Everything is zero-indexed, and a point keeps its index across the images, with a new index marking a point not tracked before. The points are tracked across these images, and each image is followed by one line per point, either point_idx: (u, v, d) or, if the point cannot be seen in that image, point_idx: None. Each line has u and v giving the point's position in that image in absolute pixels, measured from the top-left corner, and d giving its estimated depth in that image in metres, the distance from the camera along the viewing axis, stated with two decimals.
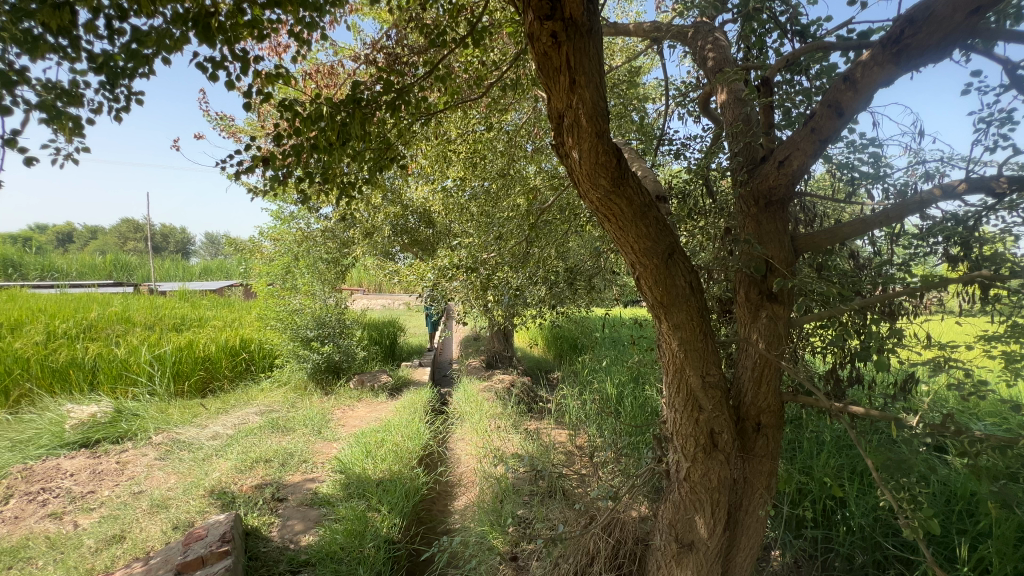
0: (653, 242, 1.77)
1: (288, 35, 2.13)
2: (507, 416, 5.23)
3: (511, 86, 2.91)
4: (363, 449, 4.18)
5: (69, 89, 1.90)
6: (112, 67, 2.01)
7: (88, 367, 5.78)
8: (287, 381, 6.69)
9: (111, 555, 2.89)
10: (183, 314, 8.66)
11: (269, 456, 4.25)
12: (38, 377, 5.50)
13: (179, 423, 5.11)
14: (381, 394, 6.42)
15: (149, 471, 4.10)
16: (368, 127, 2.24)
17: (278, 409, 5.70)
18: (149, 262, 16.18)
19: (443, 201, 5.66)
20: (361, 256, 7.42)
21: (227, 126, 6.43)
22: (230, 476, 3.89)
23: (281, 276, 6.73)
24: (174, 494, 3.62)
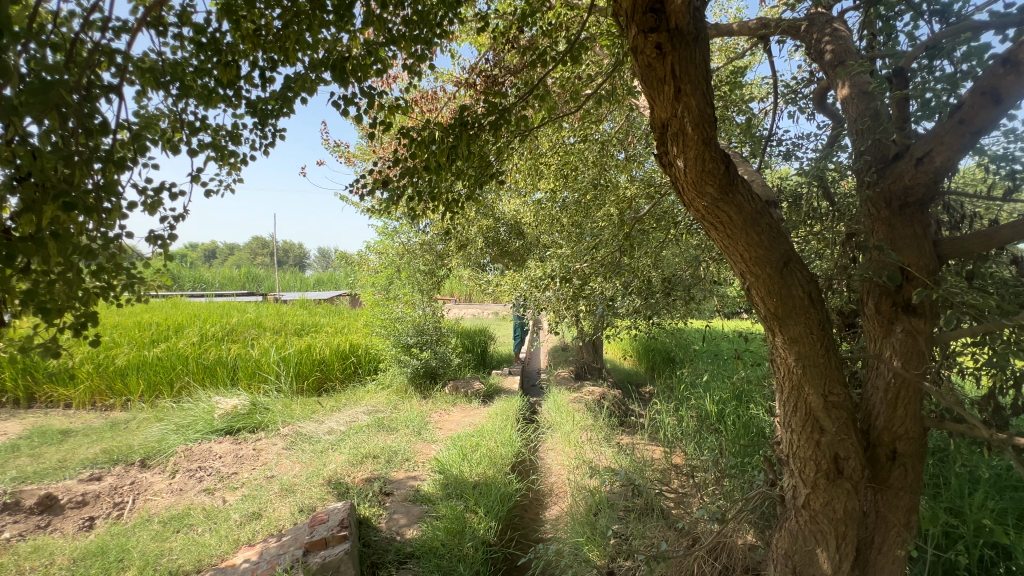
0: (766, 251, 1.67)
1: (403, 69, 2.35)
2: (598, 428, 5.17)
3: (606, 97, 2.93)
4: (460, 452, 4.38)
5: (232, 131, 2.28)
6: (264, 110, 2.37)
7: (230, 365, 6.72)
8: (390, 384, 7.20)
9: (252, 529, 3.32)
10: (303, 320, 9.75)
11: (377, 453, 4.61)
12: (194, 372, 6.52)
13: (301, 418, 5.74)
14: (474, 401, 6.68)
15: (279, 459, 4.66)
16: (472, 147, 2.39)
17: (383, 410, 6.17)
18: (275, 274, 18.47)
19: (534, 214, 5.80)
20: (455, 268, 7.81)
21: (342, 151, 7.17)
22: (344, 468, 4.29)
23: (384, 286, 7.30)
24: (299, 481, 4.08)
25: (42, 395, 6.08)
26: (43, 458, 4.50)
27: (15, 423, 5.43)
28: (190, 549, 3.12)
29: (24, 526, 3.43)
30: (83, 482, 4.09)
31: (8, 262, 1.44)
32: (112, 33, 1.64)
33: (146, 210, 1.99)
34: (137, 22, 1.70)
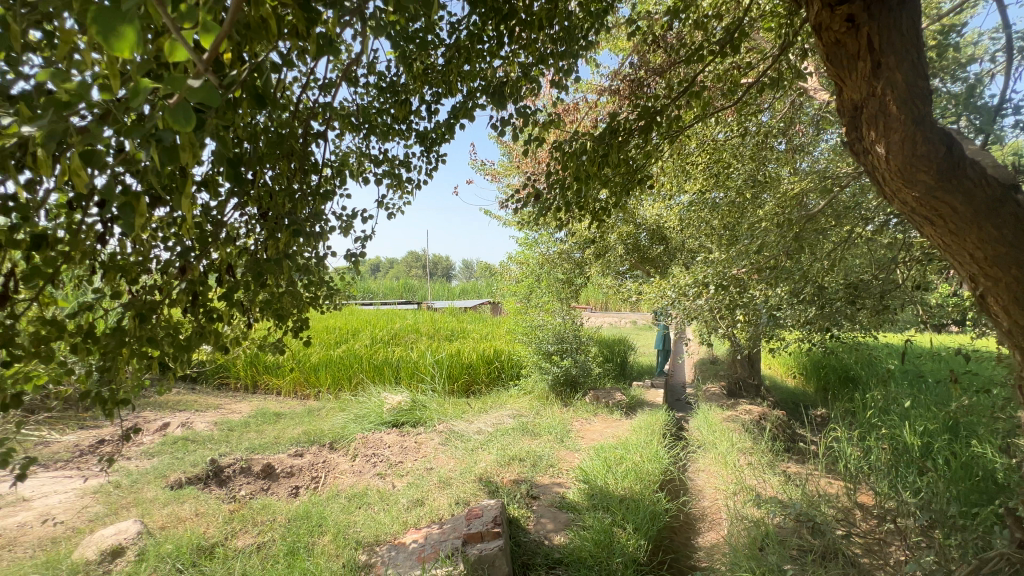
0: (1014, 248, 1.36)
1: (552, 84, 2.43)
2: (759, 452, 4.64)
3: (770, 84, 2.65)
4: (604, 462, 4.32)
5: (405, 159, 2.61)
6: (430, 138, 2.67)
7: (395, 366, 7.63)
8: (531, 390, 7.41)
9: (418, 514, 3.70)
10: (452, 326, 10.63)
11: (522, 456, 4.79)
12: (367, 370, 7.56)
13: (454, 417, 6.25)
14: (616, 412, 6.53)
15: (436, 453, 5.12)
16: (622, 154, 2.37)
17: (526, 414, 6.39)
18: (427, 285, 20.53)
19: (678, 218, 5.50)
20: (594, 276, 7.77)
21: (487, 169, 7.68)
22: (493, 468, 4.54)
23: (526, 294, 7.58)
24: (454, 475, 4.43)
25: (262, 383, 7.62)
26: (264, 434, 5.63)
27: (246, 404, 6.89)
28: (369, 523, 3.59)
29: (254, 487, 4.31)
30: (291, 457, 5.00)
31: (256, 280, 1.87)
32: (322, 89, 2.00)
33: (342, 233, 2.38)
34: (338, 77, 2.05)
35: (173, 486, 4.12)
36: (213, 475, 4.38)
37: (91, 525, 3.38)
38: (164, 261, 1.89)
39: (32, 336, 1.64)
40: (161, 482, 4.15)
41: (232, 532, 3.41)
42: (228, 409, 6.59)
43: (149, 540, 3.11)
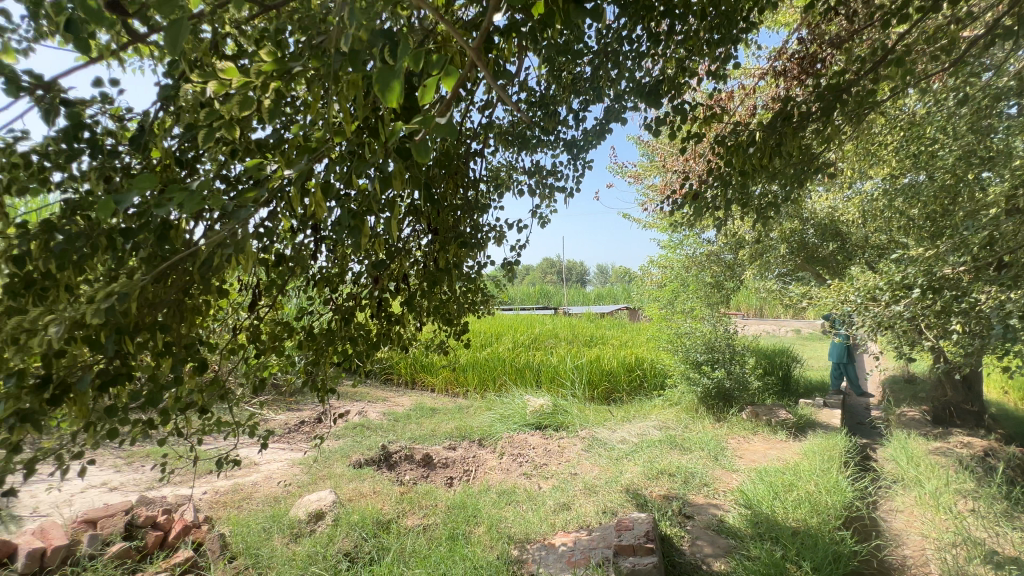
0: None
1: (709, 75, 2.27)
2: (988, 497, 3.69)
3: (1004, 36, 2.11)
4: (770, 488, 3.86)
5: (552, 169, 2.69)
6: (577, 146, 2.71)
7: (536, 370, 7.86)
8: (678, 402, 6.96)
9: (565, 518, 3.74)
10: (591, 332, 10.56)
11: (672, 471, 4.53)
12: (510, 372, 7.93)
13: (596, 424, 6.17)
14: (780, 432, 5.80)
15: (580, 458, 5.12)
16: (796, 142, 2.11)
17: (674, 427, 6.04)
18: (563, 290, 20.72)
19: (861, 209, 4.69)
20: (750, 279, 7.03)
21: (627, 172, 7.49)
22: (641, 480, 4.37)
23: (670, 300, 7.17)
24: (599, 483, 4.37)
25: (419, 380, 8.48)
26: (422, 426, 6.25)
27: (407, 398, 7.74)
28: (519, 521, 3.72)
29: (416, 474, 4.80)
30: (445, 449, 5.46)
31: (434, 285, 2.16)
32: (481, 110, 2.17)
33: (497, 242, 2.54)
34: (495, 98, 2.20)
35: (355, 465, 4.79)
36: (384, 458, 4.99)
37: (300, 490, 4.10)
38: (358, 273, 2.25)
39: (271, 334, 2.09)
40: (346, 460, 4.86)
41: (403, 512, 3.83)
42: (393, 401, 7.47)
43: (340, 509, 3.65)
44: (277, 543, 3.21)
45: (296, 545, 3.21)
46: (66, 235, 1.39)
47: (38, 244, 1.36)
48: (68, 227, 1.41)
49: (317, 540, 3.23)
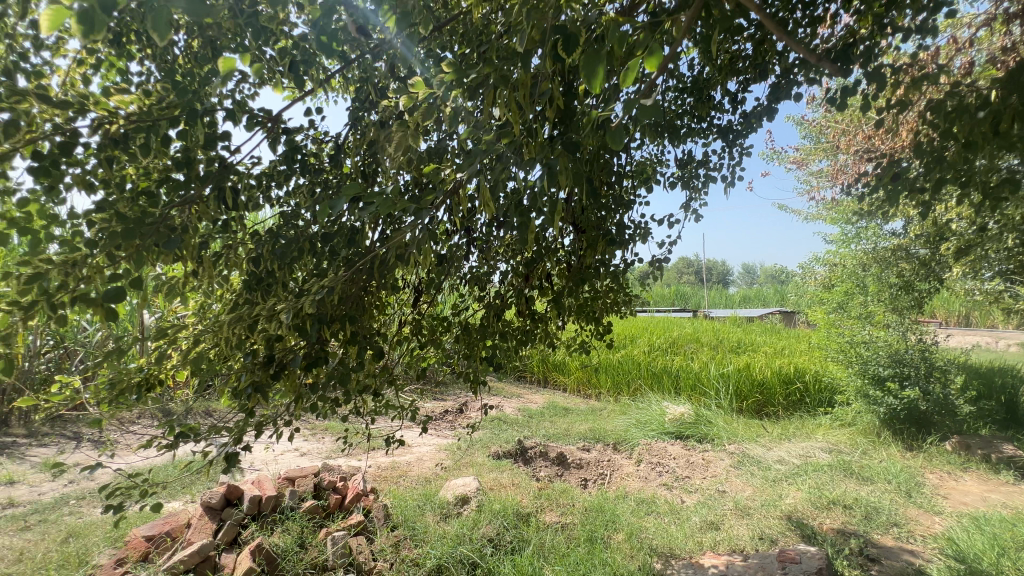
0: None
1: (913, 30, 1.88)
2: None
3: None
4: (994, 542, 3.07)
5: (705, 159, 2.49)
6: (733, 132, 2.47)
7: (674, 376, 7.40)
8: (852, 423, 5.94)
9: (714, 538, 3.44)
10: (738, 337, 9.57)
11: (848, 502, 3.88)
12: (645, 377, 7.61)
13: (746, 439, 5.56)
14: (1004, 472, 4.58)
15: (729, 475, 4.66)
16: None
17: (847, 452, 5.16)
18: (702, 291, 19.17)
19: None
20: (957, 279, 5.67)
21: (784, 157, 6.62)
22: (806, 508, 3.83)
23: (841, 302, 6.07)
24: (754, 505, 3.93)
25: (552, 379, 8.59)
26: (556, 424, 6.32)
27: (540, 396, 7.90)
28: (662, 534, 3.52)
29: (551, 471, 4.85)
30: (579, 450, 5.43)
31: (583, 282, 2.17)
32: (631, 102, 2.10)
33: (642, 238, 2.44)
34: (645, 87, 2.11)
35: (494, 456, 5.02)
36: (520, 453, 5.15)
37: (447, 473, 4.44)
38: (505, 271, 2.37)
39: (431, 328, 2.31)
40: (486, 451, 5.12)
41: (541, 507, 3.91)
42: (527, 398, 7.68)
43: (483, 496, 3.86)
44: (430, 519, 3.52)
45: (447, 524, 3.47)
46: (285, 239, 1.71)
47: (268, 247, 1.69)
48: (287, 232, 1.73)
49: (464, 522, 3.45)
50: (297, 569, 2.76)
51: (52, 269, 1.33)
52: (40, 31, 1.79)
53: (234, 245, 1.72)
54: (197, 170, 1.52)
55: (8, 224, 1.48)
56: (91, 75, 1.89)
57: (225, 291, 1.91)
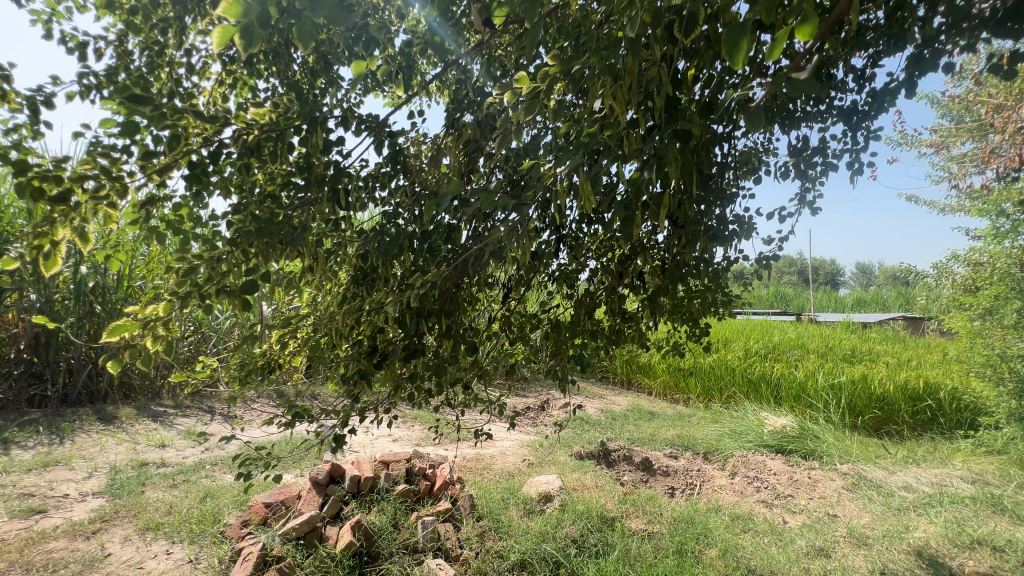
0: None
1: None
2: None
3: None
4: None
5: (822, 146, 2.24)
6: (859, 114, 2.20)
7: (774, 385, 6.80)
8: (1002, 451, 5.05)
9: (824, 566, 3.11)
10: (851, 344, 8.56)
11: (997, 544, 3.30)
12: (740, 384, 7.09)
13: (862, 459, 4.95)
14: None
15: (840, 498, 4.19)
16: None
17: (995, 484, 4.40)
18: (807, 292, 17.42)
19: None
20: None
21: (915, 141, 5.78)
22: (941, 545, 3.32)
23: (988, 308, 5.16)
24: (873, 534, 3.49)
25: (636, 381, 8.31)
26: (641, 428, 6.10)
27: (623, 398, 7.66)
28: (761, 555, 3.25)
29: (635, 476, 4.69)
30: (667, 457, 5.19)
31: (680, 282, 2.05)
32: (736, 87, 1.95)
33: (745, 234, 2.26)
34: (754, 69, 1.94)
35: (577, 456, 4.95)
36: (604, 454, 5.03)
37: (529, 470, 4.46)
38: (594, 269, 2.32)
39: (519, 324, 2.33)
40: (569, 450, 5.06)
41: (627, 512, 3.79)
42: (610, 399, 7.50)
43: (567, 495, 3.83)
44: (514, 513, 3.56)
45: (530, 520, 3.49)
46: (390, 237, 1.82)
47: (374, 244, 1.81)
48: (391, 230, 1.84)
49: (547, 520, 3.45)
50: (391, 548, 2.93)
51: (203, 263, 1.53)
52: (190, 58, 2.08)
53: (345, 243, 1.87)
54: (316, 173, 1.67)
55: (167, 224, 1.74)
56: (228, 93, 2.16)
57: (335, 285, 2.08)
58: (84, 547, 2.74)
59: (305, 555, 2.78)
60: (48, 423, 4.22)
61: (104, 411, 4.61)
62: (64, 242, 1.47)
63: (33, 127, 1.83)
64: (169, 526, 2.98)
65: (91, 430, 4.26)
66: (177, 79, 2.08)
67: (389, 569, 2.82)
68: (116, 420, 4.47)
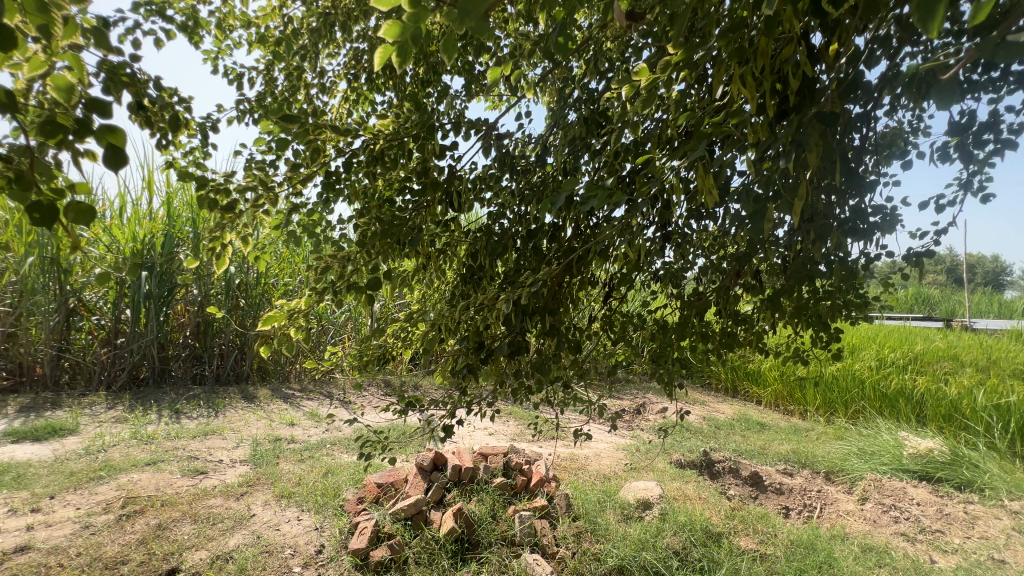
0: None
1: None
2: None
3: None
4: None
5: (994, 121, 1.89)
6: None
7: (915, 400, 5.90)
8: None
9: None
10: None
11: None
12: (870, 398, 6.25)
13: None
14: None
15: (1009, 541, 3.50)
16: None
17: None
18: (959, 294, 14.81)
19: None
20: None
21: None
22: None
23: None
24: None
25: (742, 389, 7.67)
26: (750, 440, 5.62)
27: (728, 406, 7.12)
28: None
29: (743, 491, 4.34)
30: (780, 473, 4.72)
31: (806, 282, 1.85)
32: None
33: (888, 227, 1.98)
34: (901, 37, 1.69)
35: (677, 464, 4.70)
36: (707, 465, 4.72)
37: (626, 474, 4.33)
38: (703, 268, 2.19)
39: (622, 324, 2.27)
40: (668, 457, 4.82)
41: (735, 529, 3.52)
42: (713, 407, 7.02)
43: (668, 504, 3.67)
44: (612, 517, 3.48)
45: (629, 525, 3.40)
46: (497, 237, 1.89)
47: (483, 244, 1.89)
48: (498, 230, 1.91)
49: (647, 528, 3.34)
50: (490, 538, 3.02)
51: (332, 264, 1.74)
52: (322, 80, 2.34)
53: (454, 242, 1.97)
54: (432, 178, 1.78)
55: (304, 227, 1.96)
56: (351, 108, 2.38)
57: (444, 282, 2.19)
58: (234, 506, 3.20)
59: (413, 534, 2.97)
60: (206, 398, 5.00)
61: (247, 391, 5.34)
62: (227, 246, 1.78)
63: (203, 147, 2.17)
64: (299, 495, 3.37)
65: (238, 406, 4.95)
66: (311, 98, 2.34)
67: (489, 559, 2.90)
68: (256, 399, 5.16)
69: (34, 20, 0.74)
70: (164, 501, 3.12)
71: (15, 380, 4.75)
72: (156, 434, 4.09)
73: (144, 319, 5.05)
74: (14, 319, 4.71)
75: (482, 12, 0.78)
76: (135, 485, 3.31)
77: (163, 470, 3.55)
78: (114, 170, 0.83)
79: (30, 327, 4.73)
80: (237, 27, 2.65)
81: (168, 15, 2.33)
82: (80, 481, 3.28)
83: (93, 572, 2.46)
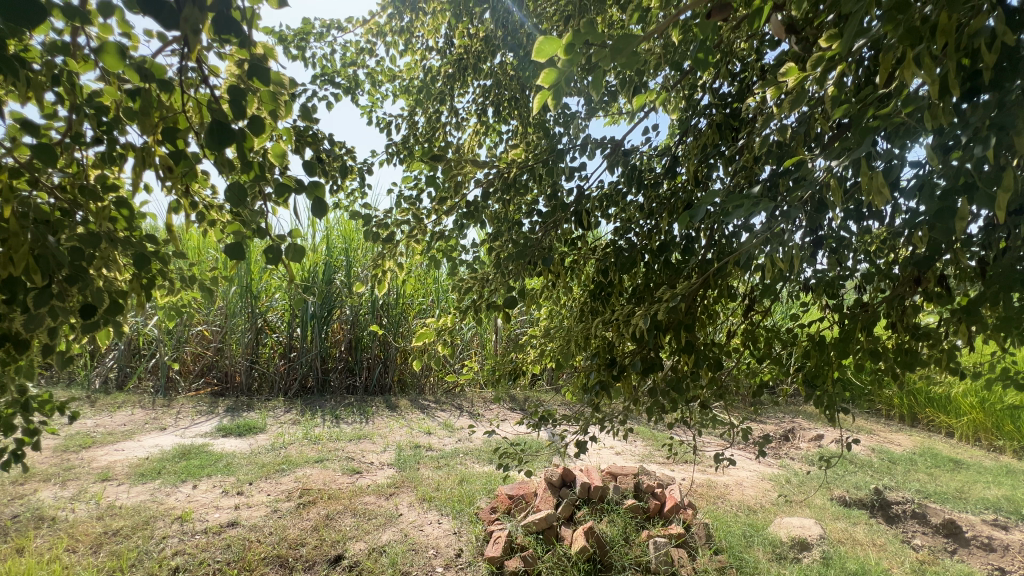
0: None
1: None
2: None
3: None
4: None
5: None
6: None
7: None
8: None
9: None
10: None
11: None
12: None
13: None
14: None
15: None
16: None
17: None
18: None
19: None
20: None
21: None
22: None
23: None
24: None
25: (924, 417, 6.37)
26: (941, 481, 4.63)
27: (906, 437, 5.97)
28: None
29: (933, 543, 3.58)
30: (989, 525, 3.80)
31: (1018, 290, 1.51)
32: None
33: None
34: None
35: (841, 502, 4.05)
36: (880, 505, 4.01)
37: (776, 508, 3.86)
38: (867, 275, 1.92)
39: (767, 339, 2.07)
40: (827, 492, 4.19)
41: None
42: (885, 437, 5.93)
43: (831, 548, 3.21)
44: (761, 555, 3.13)
45: (784, 568, 3.03)
46: (626, 252, 1.89)
47: (612, 260, 1.90)
48: (626, 245, 1.90)
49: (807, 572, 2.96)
50: (624, 562, 2.90)
51: (474, 284, 1.99)
52: (455, 119, 2.58)
53: (581, 260, 2.00)
54: (560, 200, 1.87)
55: (442, 252, 2.13)
56: (481, 140, 2.58)
57: (570, 298, 2.22)
58: (385, 504, 3.56)
59: (545, 549, 2.98)
60: (359, 406, 5.68)
61: (390, 401, 5.95)
62: (388, 269, 2.16)
63: (361, 188, 2.53)
64: (438, 500, 3.62)
65: (383, 414, 5.53)
66: (447, 135, 2.60)
67: None
68: (398, 409, 5.72)
69: (267, 108, 0.94)
70: (330, 495, 3.60)
71: (223, 386, 5.90)
72: (322, 436, 4.75)
73: (312, 336, 5.93)
74: (222, 336, 5.89)
75: (632, 47, 0.88)
76: (309, 479, 3.87)
77: (329, 467, 4.10)
78: (321, 215, 1.05)
79: (233, 343, 5.86)
80: (384, 82, 3.06)
81: (334, 82, 2.80)
82: (269, 472, 3.95)
83: (281, 550, 2.93)
